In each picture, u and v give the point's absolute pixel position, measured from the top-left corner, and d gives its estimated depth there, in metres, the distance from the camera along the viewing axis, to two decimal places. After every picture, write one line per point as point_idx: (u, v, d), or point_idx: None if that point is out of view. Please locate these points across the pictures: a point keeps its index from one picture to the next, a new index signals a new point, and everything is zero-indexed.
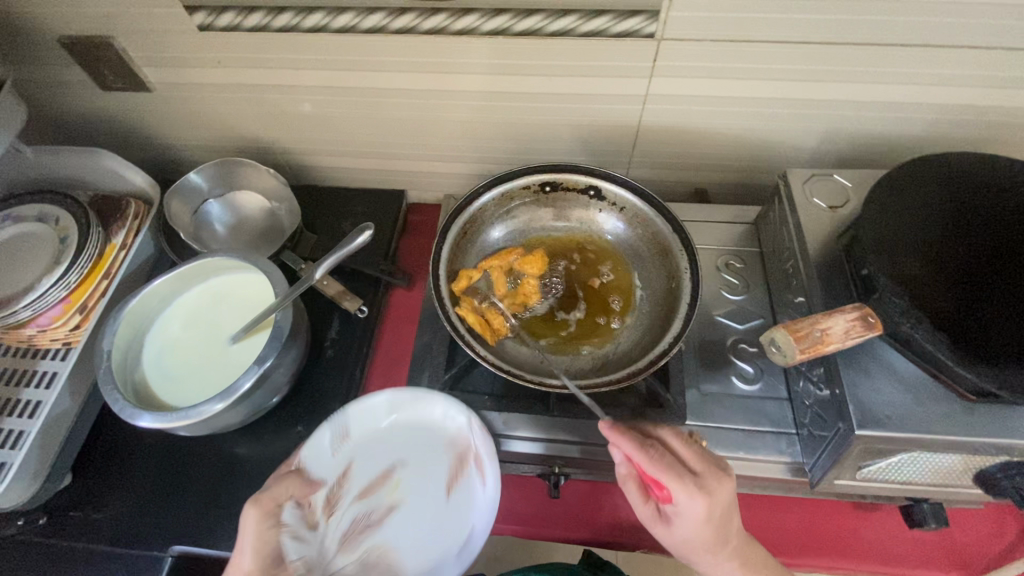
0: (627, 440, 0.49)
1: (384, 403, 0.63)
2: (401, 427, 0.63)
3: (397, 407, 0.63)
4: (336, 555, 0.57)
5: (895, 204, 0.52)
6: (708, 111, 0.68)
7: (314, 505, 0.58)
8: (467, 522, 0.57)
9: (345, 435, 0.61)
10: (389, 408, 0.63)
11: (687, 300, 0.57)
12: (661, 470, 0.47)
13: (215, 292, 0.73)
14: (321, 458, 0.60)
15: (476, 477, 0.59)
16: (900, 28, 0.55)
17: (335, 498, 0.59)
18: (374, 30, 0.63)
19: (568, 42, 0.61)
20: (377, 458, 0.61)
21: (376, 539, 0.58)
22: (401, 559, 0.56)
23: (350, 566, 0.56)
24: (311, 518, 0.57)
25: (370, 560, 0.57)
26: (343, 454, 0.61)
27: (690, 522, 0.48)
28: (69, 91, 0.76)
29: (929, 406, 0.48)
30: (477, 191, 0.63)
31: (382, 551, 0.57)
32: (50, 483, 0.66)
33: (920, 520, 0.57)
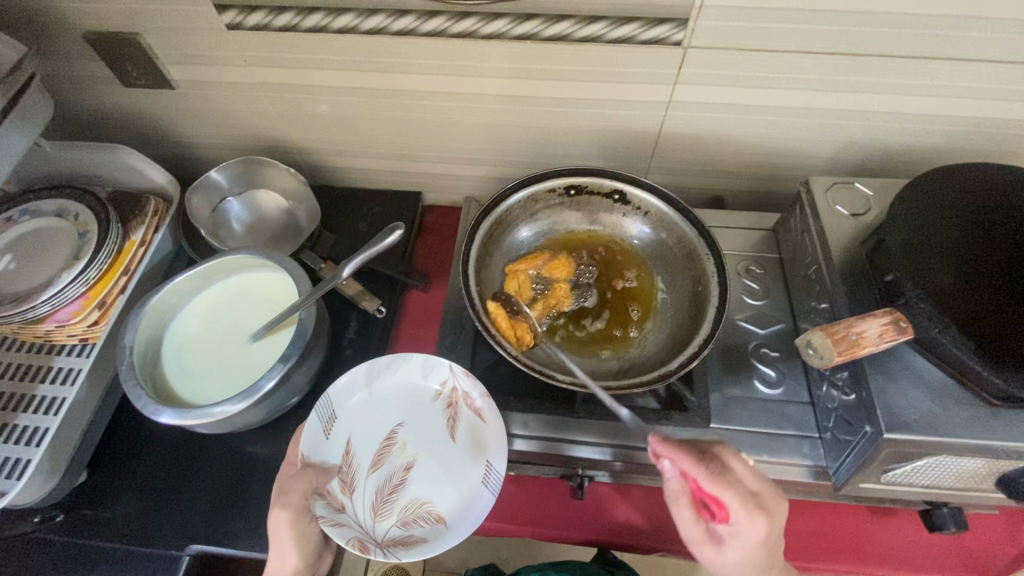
0: (688, 459, 0.47)
1: (361, 374, 0.63)
2: (386, 392, 0.63)
3: (375, 374, 0.63)
4: (374, 524, 0.56)
5: (918, 213, 0.54)
6: (731, 119, 0.69)
7: (333, 489, 0.57)
8: (485, 450, 0.59)
9: (334, 412, 0.61)
10: (368, 376, 0.63)
11: (715, 305, 0.58)
12: (724, 491, 0.46)
13: (222, 289, 0.73)
14: (322, 443, 0.59)
15: (477, 421, 0.60)
16: (926, 41, 0.55)
17: (350, 476, 0.59)
18: (404, 32, 0.63)
19: (597, 48, 0.61)
20: (374, 428, 0.62)
21: (405, 502, 0.58)
22: (438, 507, 0.57)
23: (393, 528, 0.56)
24: (337, 501, 0.57)
25: (409, 518, 0.57)
26: (339, 432, 0.60)
27: (749, 542, 0.47)
28: (90, 86, 0.75)
29: (955, 411, 0.49)
30: (505, 193, 0.64)
31: (417, 510, 0.57)
32: (66, 481, 0.65)
33: (940, 524, 0.58)
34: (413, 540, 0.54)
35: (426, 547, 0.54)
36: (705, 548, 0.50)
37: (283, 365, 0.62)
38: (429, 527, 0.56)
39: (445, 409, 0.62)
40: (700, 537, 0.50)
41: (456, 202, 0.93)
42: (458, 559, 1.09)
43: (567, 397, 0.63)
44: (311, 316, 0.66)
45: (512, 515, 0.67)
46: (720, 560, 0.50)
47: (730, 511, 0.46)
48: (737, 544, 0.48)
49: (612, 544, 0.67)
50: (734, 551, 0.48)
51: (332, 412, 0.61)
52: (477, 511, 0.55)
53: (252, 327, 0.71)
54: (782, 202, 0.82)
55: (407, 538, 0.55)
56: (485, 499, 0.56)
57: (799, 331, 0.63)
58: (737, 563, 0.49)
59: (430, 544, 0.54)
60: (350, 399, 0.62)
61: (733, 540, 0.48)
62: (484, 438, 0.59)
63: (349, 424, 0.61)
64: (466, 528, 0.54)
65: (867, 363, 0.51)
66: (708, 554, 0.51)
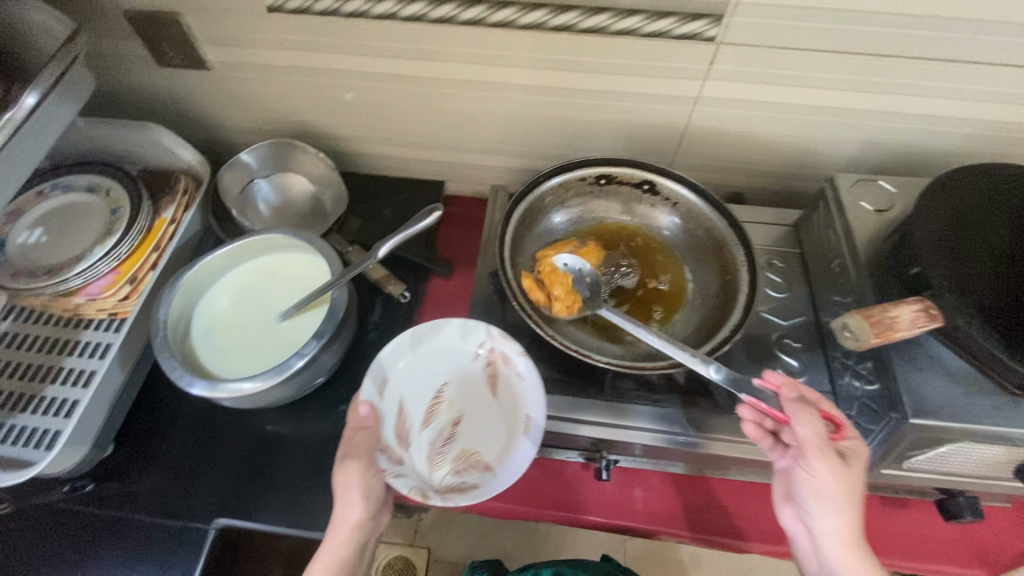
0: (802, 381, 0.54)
1: (404, 339, 0.64)
2: (430, 354, 0.65)
3: (419, 339, 0.65)
4: (432, 474, 0.59)
5: (943, 209, 0.56)
6: (757, 117, 0.70)
7: (391, 444, 0.59)
8: (525, 405, 0.60)
9: (387, 375, 0.62)
10: (414, 341, 0.64)
11: (745, 293, 0.60)
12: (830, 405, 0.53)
13: (265, 262, 0.75)
14: (377, 401, 0.61)
15: (515, 378, 0.62)
16: (954, 44, 0.57)
17: (405, 432, 0.61)
18: (442, 19, 0.64)
19: (632, 41, 0.62)
20: (422, 386, 0.64)
21: (457, 453, 0.60)
22: (488, 457, 0.59)
23: (449, 476, 0.58)
24: (396, 455, 0.59)
25: (463, 467, 0.59)
26: (392, 393, 0.62)
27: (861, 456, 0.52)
28: (126, 65, 0.76)
29: (977, 399, 0.51)
30: (539, 180, 0.67)
31: (469, 460, 0.59)
32: (94, 452, 0.66)
33: (956, 512, 0.60)
34: (467, 486, 0.57)
35: (481, 492, 0.56)
36: (829, 469, 0.50)
37: (316, 342, 0.63)
38: (481, 475, 0.58)
39: (485, 368, 0.64)
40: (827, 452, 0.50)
41: (478, 193, 0.94)
42: (462, 549, 1.10)
43: (594, 380, 0.65)
44: (342, 296, 0.67)
45: (527, 499, 0.68)
46: (840, 483, 0.50)
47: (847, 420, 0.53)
48: (857, 457, 0.51)
49: (623, 530, 0.68)
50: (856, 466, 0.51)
51: (384, 375, 0.62)
52: (523, 457, 0.57)
53: (280, 305, 0.72)
54: (799, 201, 0.83)
55: (463, 485, 0.57)
56: (527, 447, 0.57)
57: (822, 323, 0.65)
58: (854, 483, 0.51)
59: (484, 489, 0.56)
60: (399, 361, 0.64)
61: (854, 453, 0.52)
62: (522, 396, 0.61)
63: (398, 385, 0.63)
64: (517, 474, 0.56)
65: (893, 351, 0.53)
66: (834, 476, 0.50)
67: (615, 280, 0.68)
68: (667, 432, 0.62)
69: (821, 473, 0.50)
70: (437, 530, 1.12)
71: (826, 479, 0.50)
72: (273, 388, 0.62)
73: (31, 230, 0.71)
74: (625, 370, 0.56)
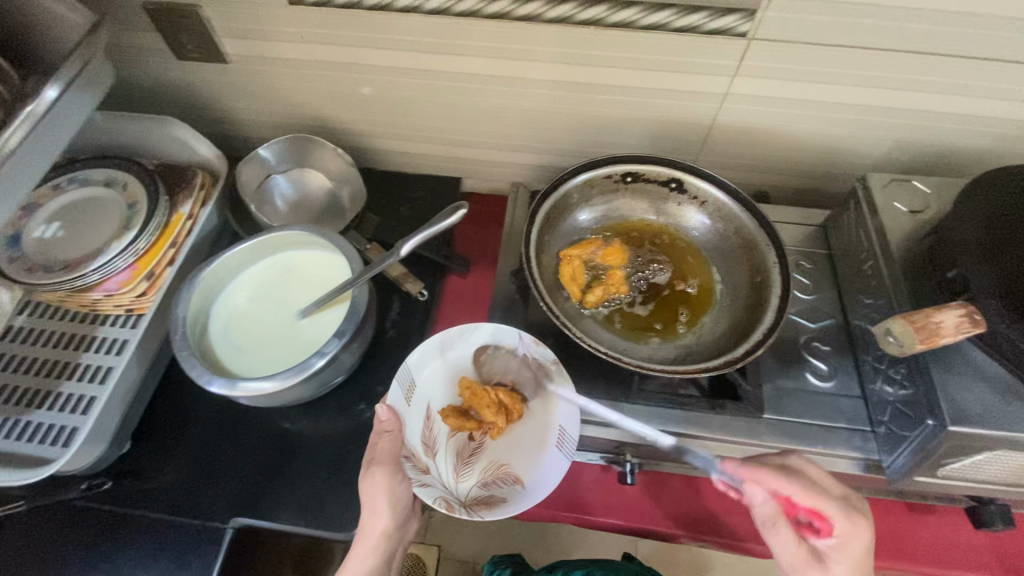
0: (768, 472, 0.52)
1: (435, 344, 0.65)
2: (460, 361, 0.65)
3: (448, 343, 0.65)
4: (458, 484, 0.58)
5: (985, 211, 0.54)
6: (786, 115, 0.69)
7: (416, 451, 0.59)
8: (558, 415, 0.60)
9: (413, 379, 0.63)
10: (443, 346, 0.65)
11: (778, 295, 0.59)
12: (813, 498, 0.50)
13: (285, 262, 0.74)
14: (403, 408, 0.61)
15: (548, 389, 0.62)
16: (995, 40, 0.56)
17: (432, 439, 0.61)
18: (467, 13, 0.63)
19: (661, 36, 0.61)
20: (451, 393, 0.64)
21: (485, 464, 0.59)
22: (516, 468, 0.59)
23: (475, 488, 0.58)
24: (421, 463, 0.58)
25: (490, 479, 0.58)
26: (419, 399, 0.62)
27: (851, 556, 0.50)
28: (142, 57, 0.75)
29: (1017, 407, 0.50)
30: (564, 177, 0.66)
31: (497, 472, 0.59)
32: (111, 449, 0.66)
33: (987, 520, 0.58)
34: (494, 500, 0.56)
35: (508, 507, 0.55)
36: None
37: (338, 341, 0.62)
38: (508, 487, 0.57)
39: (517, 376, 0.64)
40: (801, 563, 0.51)
41: (496, 190, 0.93)
42: (473, 547, 1.09)
43: (619, 382, 0.64)
44: (363, 294, 0.66)
45: (545, 500, 0.67)
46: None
47: (835, 521, 0.50)
48: (841, 562, 0.50)
49: (642, 533, 0.67)
50: (839, 570, 0.50)
51: (412, 380, 0.63)
52: (554, 472, 0.57)
53: (301, 304, 0.71)
54: (825, 200, 0.82)
55: (489, 498, 0.57)
56: (560, 460, 0.58)
57: (850, 326, 0.64)
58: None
59: (512, 504, 0.56)
60: (427, 366, 0.64)
61: (837, 558, 0.50)
62: (554, 403, 0.61)
63: (426, 390, 0.63)
64: (547, 489, 0.56)
65: (930, 357, 0.52)
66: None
67: (642, 280, 0.68)
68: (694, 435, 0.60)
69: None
70: (447, 528, 1.12)
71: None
72: (294, 387, 0.61)
73: (47, 224, 0.70)
74: (657, 372, 0.55)
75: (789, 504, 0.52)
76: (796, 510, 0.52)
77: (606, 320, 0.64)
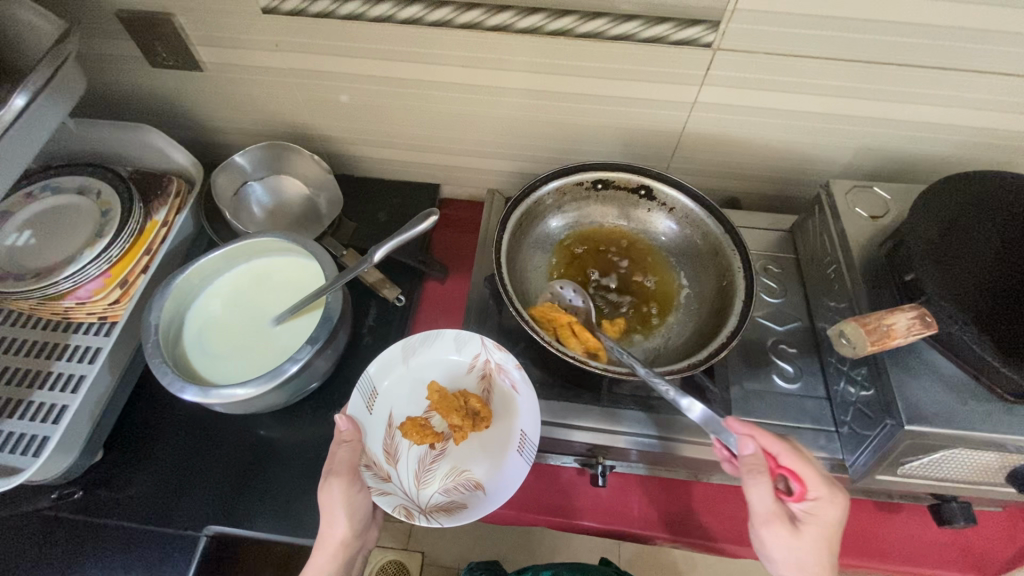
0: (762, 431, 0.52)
1: (398, 352, 0.65)
2: (423, 369, 0.65)
3: (411, 351, 0.66)
4: (419, 491, 0.58)
5: (938, 216, 0.56)
6: (753, 123, 0.70)
7: (378, 460, 0.59)
8: (519, 420, 0.61)
9: (375, 388, 0.63)
10: (406, 353, 0.65)
11: (742, 299, 0.61)
12: (798, 463, 0.50)
13: (254, 273, 0.74)
14: (365, 416, 0.62)
15: (510, 392, 0.62)
16: (949, 52, 0.57)
17: (394, 447, 0.61)
18: (438, 23, 0.63)
19: (629, 46, 0.62)
20: (413, 401, 0.64)
21: (446, 470, 0.60)
22: (477, 475, 0.59)
23: (436, 494, 0.58)
24: (382, 471, 0.59)
25: (451, 485, 0.59)
26: (381, 407, 0.63)
27: (823, 522, 0.50)
28: (117, 65, 0.75)
29: (970, 405, 0.51)
30: (536, 184, 0.67)
31: (458, 478, 0.59)
32: (83, 458, 0.65)
33: (949, 518, 0.60)
34: (454, 506, 0.57)
35: (467, 513, 0.56)
36: (778, 532, 0.50)
37: (311, 347, 0.62)
38: (468, 494, 0.58)
39: (480, 383, 0.64)
40: (774, 519, 0.50)
41: (474, 196, 0.93)
42: (456, 553, 1.09)
43: (591, 385, 0.65)
44: (337, 300, 0.66)
45: (519, 503, 0.67)
46: (792, 548, 0.50)
47: (811, 484, 0.49)
48: (814, 524, 0.50)
49: (616, 535, 0.68)
50: (809, 534, 0.50)
51: (374, 389, 0.63)
52: (514, 477, 0.57)
53: (274, 310, 0.71)
54: (795, 206, 0.84)
55: (450, 504, 0.57)
56: (520, 465, 0.58)
57: (816, 329, 0.66)
58: (805, 551, 0.50)
59: (470, 510, 0.56)
60: (389, 374, 0.64)
61: (810, 520, 0.50)
62: (515, 409, 0.62)
63: (388, 399, 0.63)
64: (506, 494, 0.56)
65: (888, 358, 0.54)
66: (777, 542, 0.50)
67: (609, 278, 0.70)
68: (664, 439, 0.62)
69: (769, 535, 0.50)
70: (430, 534, 1.11)
71: (771, 543, 0.50)
72: (266, 393, 0.62)
73: (18, 232, 0.70)
74: (623, 376, 0.56)
75: (775, 457, 0.51)
76: (779, 468, 0.51)
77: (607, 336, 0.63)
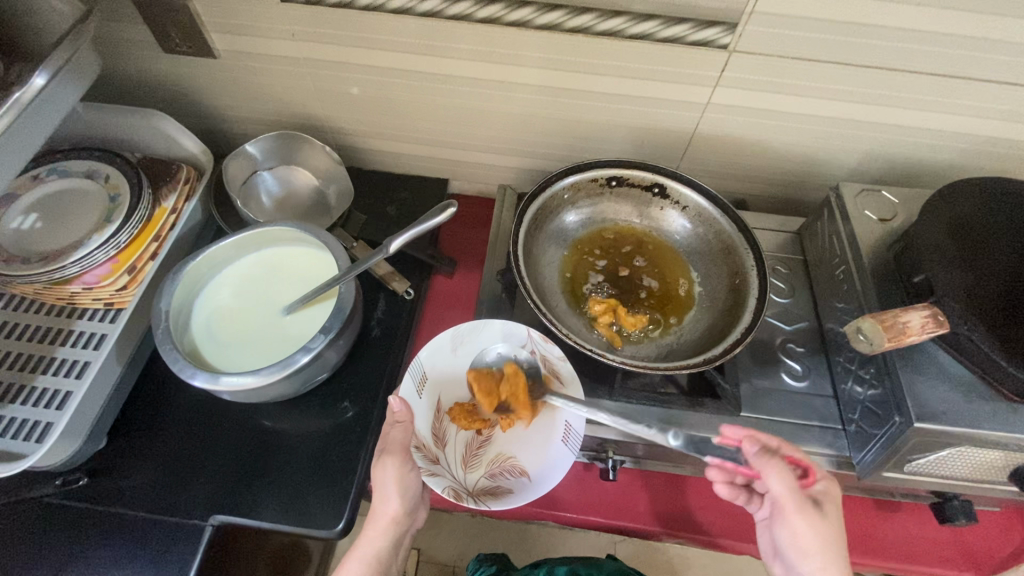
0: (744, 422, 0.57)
1: (447, 340, 0.65)
2: (468, 358, 0.66)
3: (459, 341, 0.66)
4: (465, 475, 0.59)
5: (950, 219, 0.57)
6: (764, 125, 0.71)
7: (427, 442, 0.60)
8: (562, 411, 0.61)
9: (424, 373, 0.63)
10: (454, 343, 0.65)
11: (756, 296, 0.62)
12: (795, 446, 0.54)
13: (276, 260, 0.73)
14: (415, 400, 0.62)
15: (556, 384, 0.62)
16: (958, 60, 0.59)
17: (441, 432, 0.61)
18: (457, 17, 0.63)
19: (647, 45, 0.62)
20: (459, 388, 0.64)
21: (491, 456, 0.60)
22: (523, 461, 0.59)
23: (482, 479, 0.58)
24: (431, 453, 0.59)
25: (496, 470, 0.59)
26: (430, 392, 0.63)
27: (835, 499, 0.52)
28: (130, 50, 0.75)
29: (976, 403, 0.53)
30: (552, 178, 0.68)
31: (503, 464, 0.59)
32: (88, 445, 0.64)
33: (950, 515, 0.60)
34: (501, 490, 0.57)
35: (514, 497, 0.56)
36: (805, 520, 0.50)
37: (323, 337, 0.62)
38: (514, 479, 0.58)
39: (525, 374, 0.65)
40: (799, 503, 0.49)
41: (482, 191, 0.94)
42: (453, 550, 1.09)
43: (603, 379, 0.65)
44: (349, 291, 0.66)
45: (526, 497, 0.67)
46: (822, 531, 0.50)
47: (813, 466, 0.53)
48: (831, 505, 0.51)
49: (624, 530, 0.68)
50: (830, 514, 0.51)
51: (423, 374, 0.63)
52: (559, 466, 0.58)
53: (287, 299, 0.70)
54: (800, 209, 0.85)
55: (496, 488, 0.57)
56: (564, 454, 0.59)
57: (823, 329, 0.67)
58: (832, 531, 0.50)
59: (517, 495, 0.57)
60: (438, 361, 0.65)
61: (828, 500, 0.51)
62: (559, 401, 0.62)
63: (434, 386, 0.64)
64: (552, 482, 0.57)
65: (896, 357, 0.55)
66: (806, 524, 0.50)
67: (593, 280, 0.70)
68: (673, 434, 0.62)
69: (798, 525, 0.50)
70: (428, 530, 1.11)
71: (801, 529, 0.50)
72: (277, 382, 0.61)
73: (25, 215, 0.69)
74: (640, 370, 0.56)
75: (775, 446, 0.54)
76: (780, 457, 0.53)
77: (638, 338, 0.65)
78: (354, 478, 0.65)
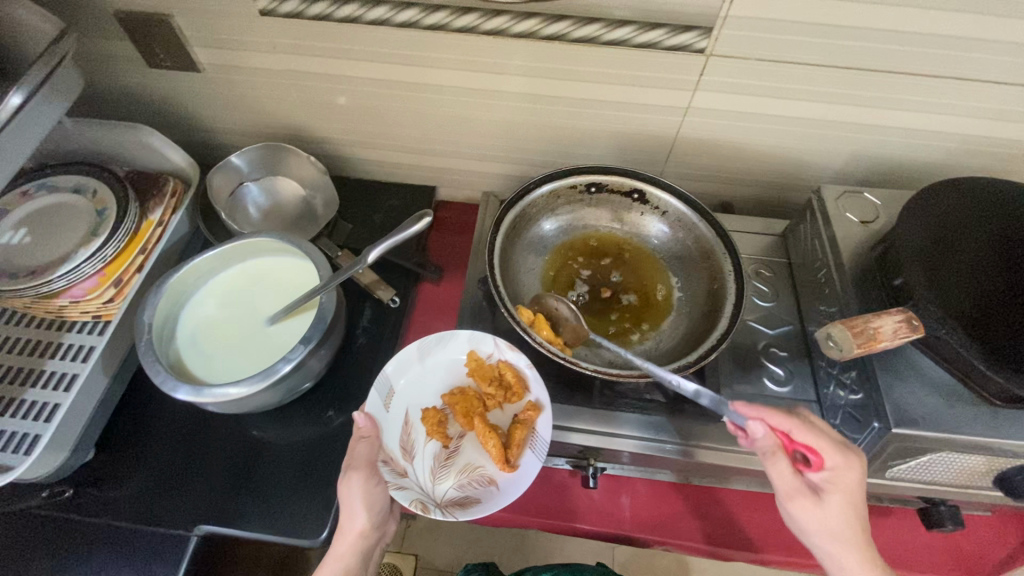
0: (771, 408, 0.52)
1: (414, 351, 0.66)
2: (438, 367, 0.66)
3: (426, 351, 0.66)
4: (434, 486, 0.59)
5: (928, 220, 0.56)
6: (745, 127, 0.71)
7: (395, 455, 0.59)
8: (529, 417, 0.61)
9: (392, 386, 0.64)
10: (421, 353, 0.66)
11: (733, 301, 0.61)
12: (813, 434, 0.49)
13: (252, 273, 0.74)
14: (383, 413, 0.62)
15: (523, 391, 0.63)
16: (937, 60, 0.58)
17: (410, 444, 0.61)
18: (434, 27, 0.64)
19: (624, 51, 0.62)
20: (429, 397, 0.65)
21: (461, 466, 0.60)
22: (491, 470, 0.59)
23: (452, 490, 0.58)
24: (399, 467, 0.59)
25: (465, 480, 0.59)
26: (398, 404, 0.63)
27: (846, 488, 0.49)
28: (116, 65, 0.76)
29: (957, 408, 0.52)
30: (530, 186, 0.68)
31: (473, 474, 0.59)
32: (75, 456, 0.65)
33: (938, 520, 0.59)
34: (470, 501, 0.57)
35: (482, 507, 0.56)
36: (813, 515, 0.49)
37: (304, 346, 0.62)
38: (483, 489, 0.58)
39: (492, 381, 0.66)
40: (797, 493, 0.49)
41: (469, 198, 0.94)
42: (448, 556, 1.09)
43: (584, 385, 0.65)
44: (330, 301, 0.67)
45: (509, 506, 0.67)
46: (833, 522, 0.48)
47: (825, 454, 0.49)
48: (837, 494, 0.48)
49: (608, 536, 0.68)
50: (833, 501, 0.48)
51: (391, 387, 0.64)
52: (528, 474, 0.58)
53: (270, 310, 0.71)
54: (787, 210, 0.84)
55: (465, 499, 0.57)
56: (533, 463, 0.58)
57: (806, 333, 0.66)
58: (835, 522, 0.48)
59: (485, 504, 0.57)
60: (406, 373, 0.65)
61: (833, 488, 0.49)
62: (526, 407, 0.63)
63: (404, 397, 0.64)
64: (521, 489, 0.57)
65: (877, 362, 0.55)
66: (807, 517, 0.49)
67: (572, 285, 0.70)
68: (655, 441, 0.62)
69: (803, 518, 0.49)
70: (424, 536, 1.11)
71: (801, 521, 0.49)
72: (259, 393, 0.61)
73: (13, 230, 0.70)
74: (617, 378, 0.56)
75: (788, 433, 0.50)
76: (794, 444, 0.50)
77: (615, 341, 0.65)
78: (337, 486, 0.66)
